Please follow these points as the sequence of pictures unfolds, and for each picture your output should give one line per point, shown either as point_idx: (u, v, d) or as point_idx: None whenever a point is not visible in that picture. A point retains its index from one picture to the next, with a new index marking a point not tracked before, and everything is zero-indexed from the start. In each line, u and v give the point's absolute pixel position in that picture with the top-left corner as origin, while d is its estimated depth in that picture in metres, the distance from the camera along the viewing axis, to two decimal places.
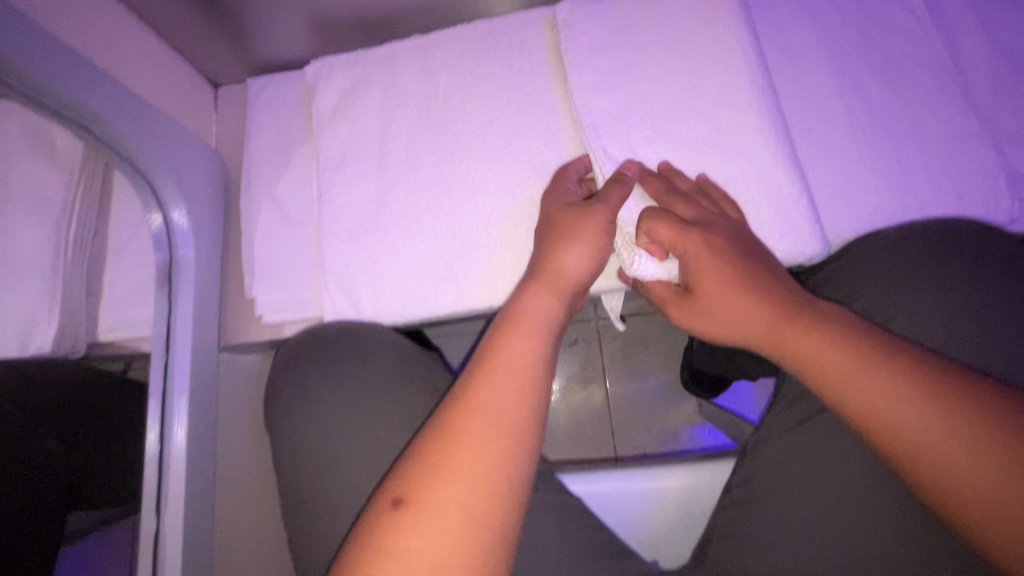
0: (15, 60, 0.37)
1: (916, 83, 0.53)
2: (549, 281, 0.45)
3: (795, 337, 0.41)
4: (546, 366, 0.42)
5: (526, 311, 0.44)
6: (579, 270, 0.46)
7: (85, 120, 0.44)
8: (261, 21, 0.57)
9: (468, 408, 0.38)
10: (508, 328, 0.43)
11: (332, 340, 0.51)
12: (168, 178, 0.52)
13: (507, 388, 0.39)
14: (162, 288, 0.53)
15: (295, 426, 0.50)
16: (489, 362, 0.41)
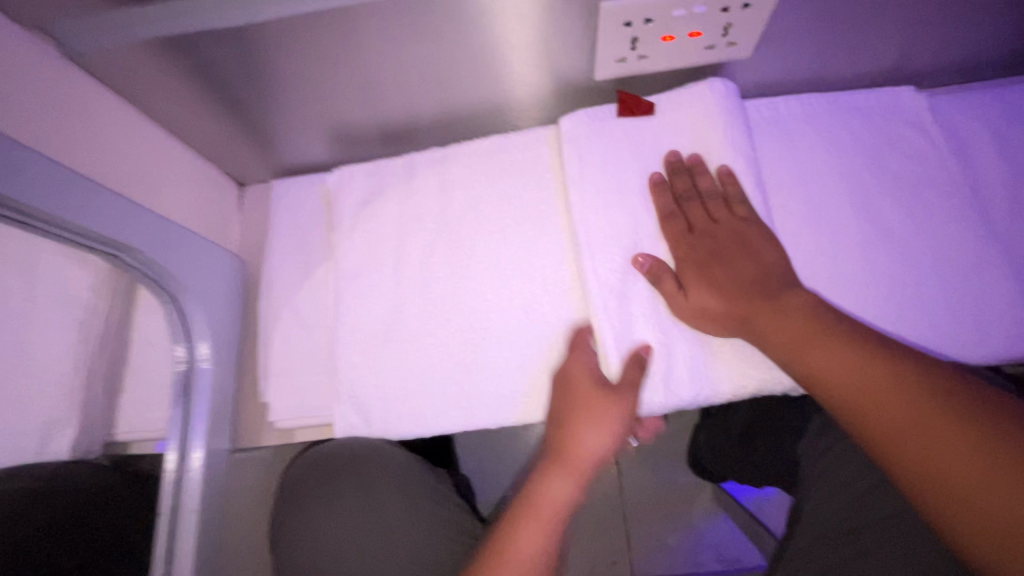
0: (52, 210, 0.39)
1: (929, 207, 0.54)
2: (569, 466, 0.48)
3: (771, 313, 0.43)
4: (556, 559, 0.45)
5: (545, 499, 0.47)
6: (598, 450, 0.48)
7: (116, 250, 0.46)
8: (287, 132, 0.60)
9: None
10: (527, 517, 0.46)
11: (336, 470, 0.55)
12: (190, 290, 0.53)
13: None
14: (179, 398, 0.54)
15: (300, 556, 0.52)
16: (503, 554, 0.44)
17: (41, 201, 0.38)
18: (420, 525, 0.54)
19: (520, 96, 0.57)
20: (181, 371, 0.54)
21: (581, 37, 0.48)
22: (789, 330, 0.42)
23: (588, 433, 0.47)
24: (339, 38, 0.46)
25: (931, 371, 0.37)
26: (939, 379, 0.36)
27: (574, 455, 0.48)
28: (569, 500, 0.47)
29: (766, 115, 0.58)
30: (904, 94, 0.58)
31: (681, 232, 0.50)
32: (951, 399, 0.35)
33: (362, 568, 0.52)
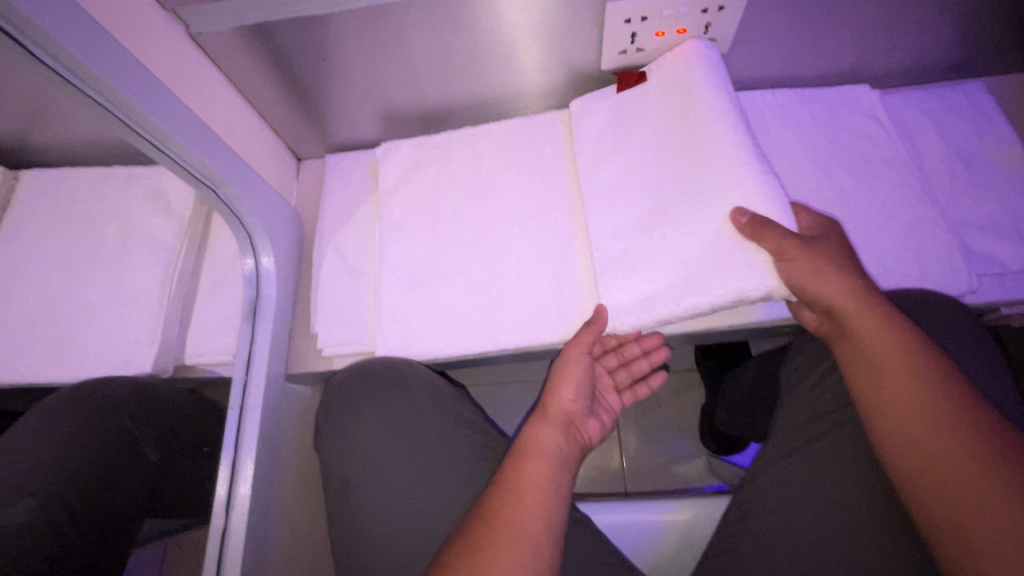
0: (178, 139, 0.50)
1: (881, 178, 0.64)
2: (550, 417, 0.58)
3: (865, 321, 0.47)
4: (562, 488, 0.51)
5: (536, 440, 0.55)
6: (572, 402, 0.59)
7: (215, 184, 0.57)
8: (346, 112, 0.72)
9: (515, 501, 0.48)
10: (525, 454, 0.53)
11: (379, 373, 0.64)
12: (262, 231, 0.64)
13: (538, 493, 0.49)
14: (248, 320, 0.64)
15: (358, 441, 0.63)
16: (520, 481, 0.50)
17: (172, 131, 0.49)
18: (452, 420, 0.64)
19: (540, 84, 0.69)
20: (251, 299, 0.64)
21: (592, 32, 0.60)
22: (875, 352, 0.47)
23: (564, 384, 0.59)
24: (400, 28, 0.58)
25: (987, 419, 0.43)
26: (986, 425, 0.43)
27: (551, 409, 0.59)
28: (558, 440, 0.55)
29: (744, 104, 0.70)
30: (860, 89, 0.69)
31: None
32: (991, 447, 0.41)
33: (408, 454, 0.61)
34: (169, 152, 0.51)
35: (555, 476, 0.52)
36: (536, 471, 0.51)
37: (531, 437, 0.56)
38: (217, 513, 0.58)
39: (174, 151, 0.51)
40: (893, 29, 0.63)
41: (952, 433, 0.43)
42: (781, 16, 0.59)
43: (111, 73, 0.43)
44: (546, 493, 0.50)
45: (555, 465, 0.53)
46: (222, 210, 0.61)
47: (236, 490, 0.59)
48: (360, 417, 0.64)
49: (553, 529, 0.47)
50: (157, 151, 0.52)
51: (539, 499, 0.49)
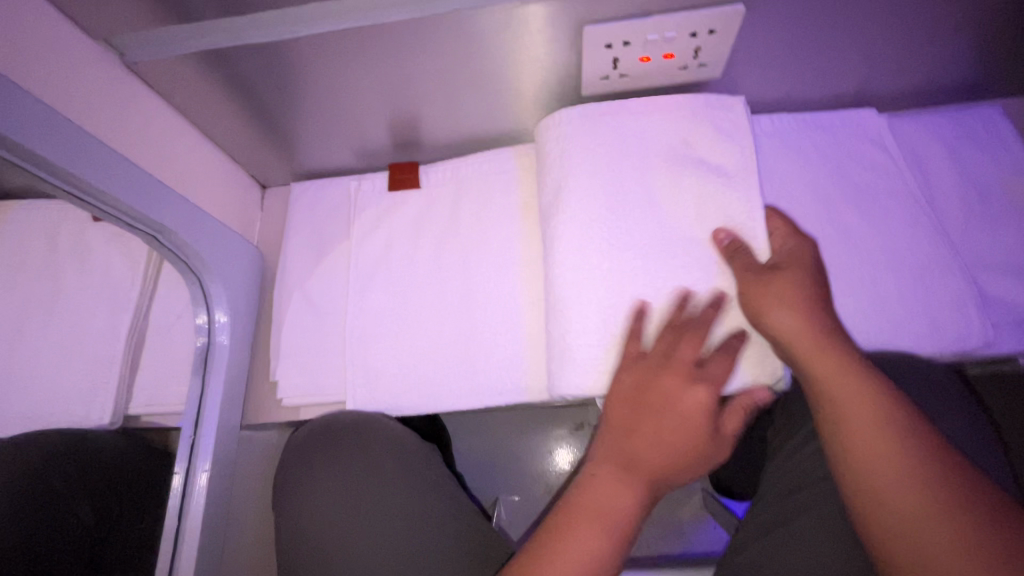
0: (105, 189, 0.45)
1: (890, 215, 0.59)
2: (634, 475, 0.46)
3: (822, 364, 0.44)
4: (608, 563, 0.44)
5: (597, 500, 0.46)
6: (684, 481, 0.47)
7: (155, 231, 0.52)
8: (309, 140, 0.67)
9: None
10: (570, 521, 0.46)
11: (339, 430, 0.60)
12: (216, 275, 0.59)
13: (576, 552, 0.44)
14: (199, 372, 0.59)
15: (306, 504, 0.58)
16: (556, 542, 0.45)
17: (95, 178, 0.44)
18: (416, 486, 0.59)
19: (519, 111, 0.64)
20: (202, 347, 0.60)
21: (571, 57, 0.55)
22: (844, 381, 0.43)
23: (659, 448, 0.46)
24: (359, 53, 0.53)
25: (961, 477, 0.38)
26: (966, 485, 0.38)
27: (643, 464, 0.46)
28: (628, 508, 0.45)
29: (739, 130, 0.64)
30: (867, 114, 0.64)
31: None
32: (965, 506, 0.37)
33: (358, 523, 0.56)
34: (105, 207, 0.47)
35: (601, 552, 0.44)
36: (586, 541, 0.44)
37: (596, 493, 0.47)
38: None
39: (109, 204, 0.47)
40: (902, 50, 0.57)
41: (894, 452, 0.40)
42: (779, 38, 0.54)
43: (11, 120, 0.37)
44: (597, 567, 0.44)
45: (604, 535, 0.44)
46: (167, 255, 0.56)
47: (179, 560, 0.54)
48: (315, 475, 0.59)
49: None
50: (94, 207, 0.48)
51: (574, 571, 0.43)
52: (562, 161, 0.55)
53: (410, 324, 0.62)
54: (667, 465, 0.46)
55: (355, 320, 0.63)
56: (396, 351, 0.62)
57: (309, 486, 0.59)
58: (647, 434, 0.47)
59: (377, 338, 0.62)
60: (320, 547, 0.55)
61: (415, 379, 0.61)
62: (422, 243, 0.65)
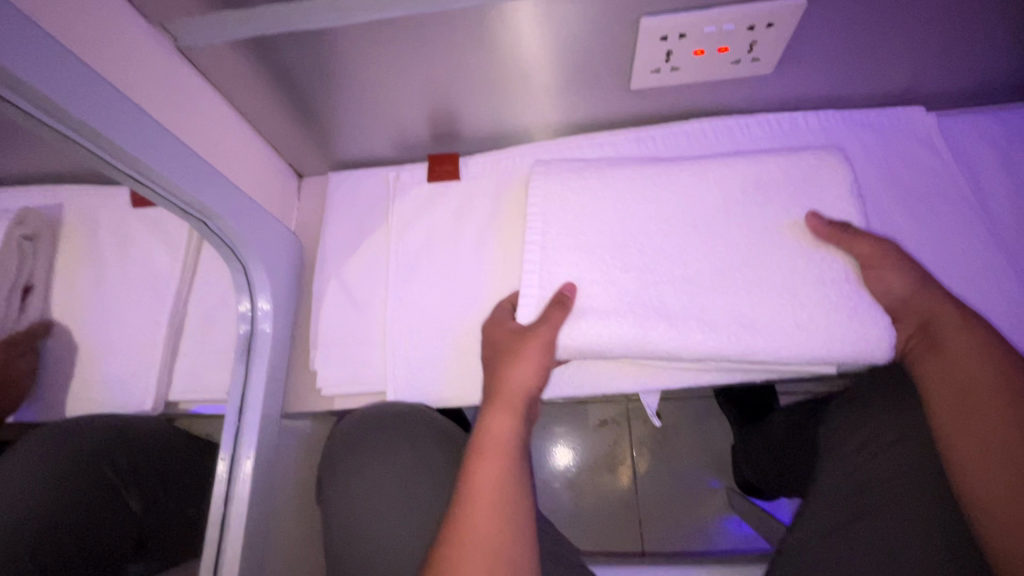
0: (160, 172, 0.45)
1: (939, 217, 0.59)
2: (506, 404, 0.53)
3: (970, 363, 0.49)
4: (513, 482, 0.50)
5: (488, 436, 0.52)
6: (507, 429, 0.52)
7: (205, 216, 0.52)
8: (350, 129, 0.66)
9: (465, 504, 0.48)
10: (475, 458, 0.51)
11: (391, 423, 0.61)
12: (259, 264, 0.59)
13: (490, 469, 0.50)
14: (242, 359, 0.59)
15: (357, 494, 0.59)
16: (466, 484, 0.50)
17: (152, 161, 0.44)
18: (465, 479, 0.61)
19: (564, 105, 0.63)
20: (245, 335, 0.60)
21: (621, 50, 0.54)
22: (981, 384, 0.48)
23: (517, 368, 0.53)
24: (409, 44, 0.52)
25: None
26: None
27: (506, 393, 0.53)
28: (509, 432, 0.52)
29: (784, 127, 0.64)
30: (915, 115, 0.63)
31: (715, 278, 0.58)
32: None
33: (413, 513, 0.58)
34: (160, 189, 0.47)
35: (509, 472, 0.50)
36: (493, 471, 0.50)
37: (482, 432, 0.53)
38: (205, 573, 0.53)
39: (164, 187, 0.47)
40: (960, 49, 0.56)
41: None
42: (835, 35, 0.53)
43: (80, 101, 0.37)
44: (506, 486, 0.50)
45: (510, 457, 0.51)
46: (213, 241, 0.56)
47: (225, 544, 0.55)
48: (372, 467, 0.60)
49: (519, 513, 0.49)
50: (149, 190, 0.48)
51: (490, 495, 0.49)
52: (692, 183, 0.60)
53: (449, 318, 0.62)
54: (526, 387, 0.54)
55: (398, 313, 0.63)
56: (437, 343, 0.62)
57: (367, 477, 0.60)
58: (509, 368, 0.54)
59: (417, 329, 0.62)
60: (371, 536, 0.57)
61: (455, 371, 0.61)
62: (462, 235, 0.65)
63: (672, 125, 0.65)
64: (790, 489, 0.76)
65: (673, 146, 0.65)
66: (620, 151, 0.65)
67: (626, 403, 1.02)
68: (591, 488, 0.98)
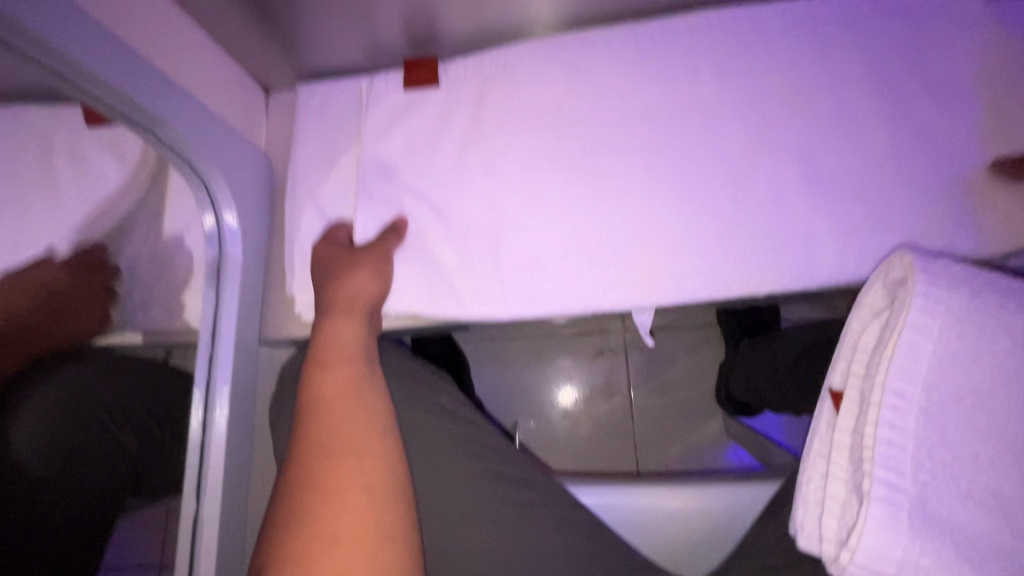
0: (95, 72, 0.40)
1: (966, 114, 0.53)
2: (314, 403, 0.51)
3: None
4: (372, 434, 0.50)
5: (328, 429, 0.49)
6: (335, 422, 0.50)
7: (153, 125, 0.47)
8: (315, 34, 0.59)
9: (314, 446, 0.48)
10: (317, 408, 0.50)
11: None
12: (222, 183, 0.55)
13: (342, 439, 0.49)
14: (211, 284, 0.56)
15: None
16: (312, 442, 0.48)
17: (81, 59, 0.38)
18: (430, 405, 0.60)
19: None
20: (213, 259, 0.56)
21: None
22: None
23: None
24: None
25: None
26: None
27: None
28: (352, 426, 0.49)
29: (802, 16, 0.56)
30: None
31: (705, 194, 0.54)
32: None
33: None
34: (101, 96, 0.42)
35: (363, 422, 0.50)
36: (344, 465, 0.47)
37: (320, 384, 0.51)
38: (188, 497, 0.53)
39: (104, 93, 0.42)
40: None
41: None
42: None
43: None
44: (357, 452, 0.48)
45: (348, 450, 0.48)
46: (170, 158, 0.52)
47: (206, 469, 0.54)
48: None
49: (391, 472, 0.48)
50: (88, 97, 0.43)
51: (345, 447, 0.48)
52: (713, 139, 0.55)
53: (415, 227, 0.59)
54: None
55: (359, 235, 0.60)
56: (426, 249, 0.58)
57: None
58: None
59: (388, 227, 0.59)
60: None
61: (436, 292, 0.58)
62: (442, 150, 0.60)
63: (674, 19, 0.58)
64: (785, 410, 0.75)
65: (674, 43, 0.57)
66: (615, 50, 0.58)
67: (623, 333, 1.00)
68: (586, 416, 0.98)
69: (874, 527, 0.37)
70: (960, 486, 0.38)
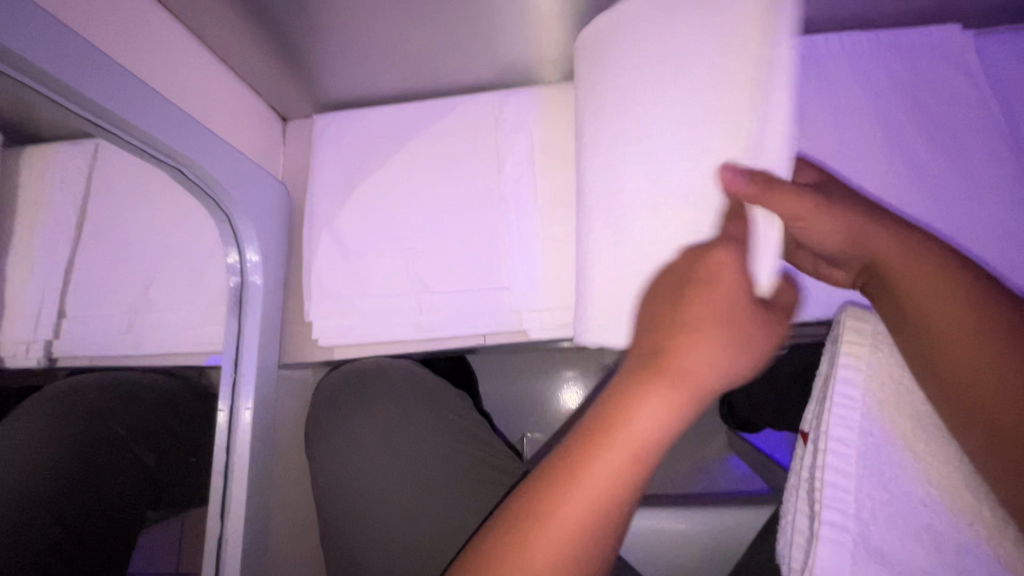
0: (142, 128, 0.44)
1: (968, 149, 0.54)
2: (618, 452, 0.33)
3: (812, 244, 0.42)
4: (613, 509, 0.34)
5: (592, 485, 0.33)
6: (612, 485, 0.33)
7: (181, 164, 0.49)
8: (333, 68, 0.61)
9: (547, 515, 0.32)
10: (586, 456, 0.33)
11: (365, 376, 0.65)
12: (244, 214, 0.57)
13: (588, 500, 0.33)
14: (233, 313, 0.58)
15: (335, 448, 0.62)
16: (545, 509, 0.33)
17: (125, 111, 0.41)
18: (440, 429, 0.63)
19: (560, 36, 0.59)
20: (234, 288, 0.58)
21: None
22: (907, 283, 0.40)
23: None
24: None
25: None
26: None
27: None
28: (612, 498, 0.33)
29: (807, 52, 0.58)
30: (950, 34, 0.57)
31: None
32: None
33: (381, 461, 0.60)
34: (145, 146, 0.46)
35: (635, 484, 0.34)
36: (560, 550, 0.32)
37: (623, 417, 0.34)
38: (212, 520, 0.55)
39: (149, 144, 0.46)
40: None
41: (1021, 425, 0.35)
42: None
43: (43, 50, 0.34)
44: (588, 529, 0.33)
45: (590, 522, 0.32)
46: (196, 192, 0.54)
47: (230, 492, 0.55)
48: (353, 421, 0.62)
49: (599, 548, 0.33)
50: (130, 145, 0.46)
51: (592, 516, 0.33)
52: None
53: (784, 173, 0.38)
54: None
55: (375, 265, 0.63)
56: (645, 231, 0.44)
57: (349, 429, 0.62)
58: None
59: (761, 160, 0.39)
60: (360, 485, 0.59)
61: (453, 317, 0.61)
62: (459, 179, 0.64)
63: None
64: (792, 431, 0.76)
65: None
66: None
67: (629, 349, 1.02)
68: None
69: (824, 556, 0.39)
70: (902, 524, 0.39)
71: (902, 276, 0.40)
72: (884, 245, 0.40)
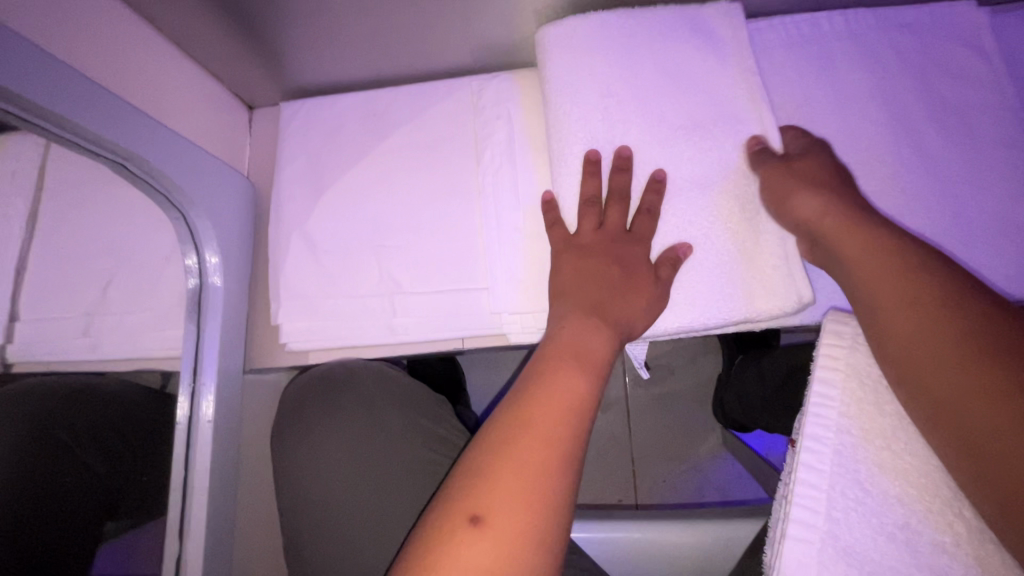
0: (78, 121, 0.39)
1: (979, 134, 0.51)
2: (574, 365, 0.43)
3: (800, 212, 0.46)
4: (578, 420, 0.40)
5: (553, 395, 0.40)
6: (573, 392, 0.41)
7: (124, 158, 0.45)
8: (298, 53, 0.57)
9: (522, 421, 0.38)
10: (548, 372, 0.42)
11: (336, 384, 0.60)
12: (202, 212, 0.53)
13: (552, 408, 0.39)
14: (191, 317, 0.54)
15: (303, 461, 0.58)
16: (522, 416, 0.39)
17: (56, 103, 0.37)
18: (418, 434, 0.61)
19: (541, 16, 0.54)
20: (193, 290, 0.55)
21: None
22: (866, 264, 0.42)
23: None
24: None
25: None
26: None
27: None
28: (574, 406, 0.40)
29: (807, 31, 0.54)
30: (961, 12, 0.53)
31: None
32: None
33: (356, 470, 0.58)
34: (82, 141, 0.41)
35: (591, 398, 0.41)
36: (532, 453, 0.37)
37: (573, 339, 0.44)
38: (170, 538, 0.52)
39: (87, 138, 0.41)
40: None
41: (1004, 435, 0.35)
42: None
43: None
44: (559, 443, 0.38)
45: (559, 436, 0.38)
46: (145, 188, 0.50)
47: (189, 509, 0.52)
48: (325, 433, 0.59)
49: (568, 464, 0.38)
50: (64, 140, 0.41)
51: (554, 425, 0.39)
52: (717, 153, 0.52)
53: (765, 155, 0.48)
54: None
55: (346, 263, 0.59)
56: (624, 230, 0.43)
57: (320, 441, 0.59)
58: None
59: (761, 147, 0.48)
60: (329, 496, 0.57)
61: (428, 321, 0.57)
62: (434, 171, 0.60)
63: None
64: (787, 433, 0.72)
65: None
66: None
67: None
68: None
69: (790, 550, 0.42)
70: (873, 523, 0.42)
71: (859, 272, 0.42)
72: (840, 232, 0.44)
